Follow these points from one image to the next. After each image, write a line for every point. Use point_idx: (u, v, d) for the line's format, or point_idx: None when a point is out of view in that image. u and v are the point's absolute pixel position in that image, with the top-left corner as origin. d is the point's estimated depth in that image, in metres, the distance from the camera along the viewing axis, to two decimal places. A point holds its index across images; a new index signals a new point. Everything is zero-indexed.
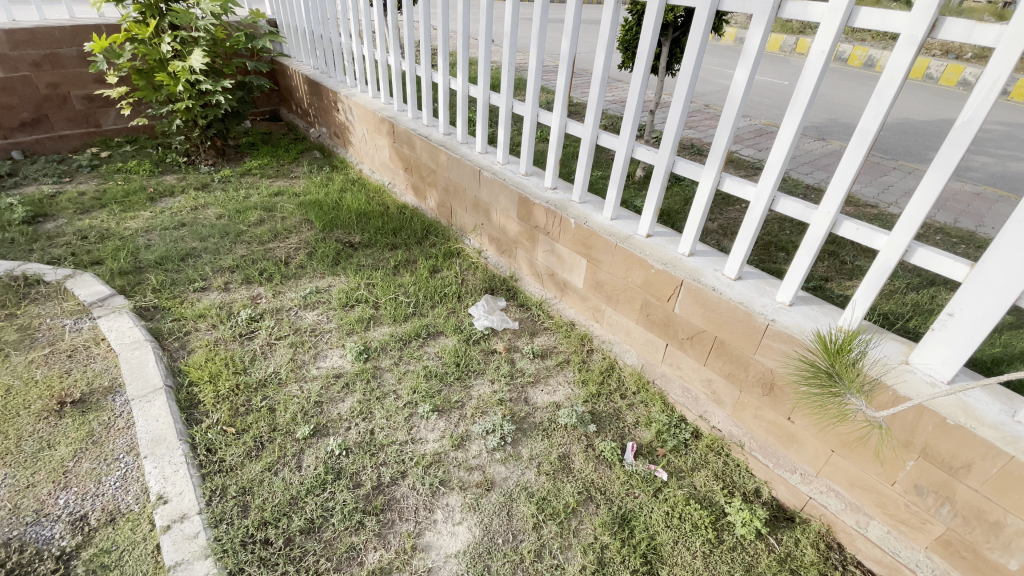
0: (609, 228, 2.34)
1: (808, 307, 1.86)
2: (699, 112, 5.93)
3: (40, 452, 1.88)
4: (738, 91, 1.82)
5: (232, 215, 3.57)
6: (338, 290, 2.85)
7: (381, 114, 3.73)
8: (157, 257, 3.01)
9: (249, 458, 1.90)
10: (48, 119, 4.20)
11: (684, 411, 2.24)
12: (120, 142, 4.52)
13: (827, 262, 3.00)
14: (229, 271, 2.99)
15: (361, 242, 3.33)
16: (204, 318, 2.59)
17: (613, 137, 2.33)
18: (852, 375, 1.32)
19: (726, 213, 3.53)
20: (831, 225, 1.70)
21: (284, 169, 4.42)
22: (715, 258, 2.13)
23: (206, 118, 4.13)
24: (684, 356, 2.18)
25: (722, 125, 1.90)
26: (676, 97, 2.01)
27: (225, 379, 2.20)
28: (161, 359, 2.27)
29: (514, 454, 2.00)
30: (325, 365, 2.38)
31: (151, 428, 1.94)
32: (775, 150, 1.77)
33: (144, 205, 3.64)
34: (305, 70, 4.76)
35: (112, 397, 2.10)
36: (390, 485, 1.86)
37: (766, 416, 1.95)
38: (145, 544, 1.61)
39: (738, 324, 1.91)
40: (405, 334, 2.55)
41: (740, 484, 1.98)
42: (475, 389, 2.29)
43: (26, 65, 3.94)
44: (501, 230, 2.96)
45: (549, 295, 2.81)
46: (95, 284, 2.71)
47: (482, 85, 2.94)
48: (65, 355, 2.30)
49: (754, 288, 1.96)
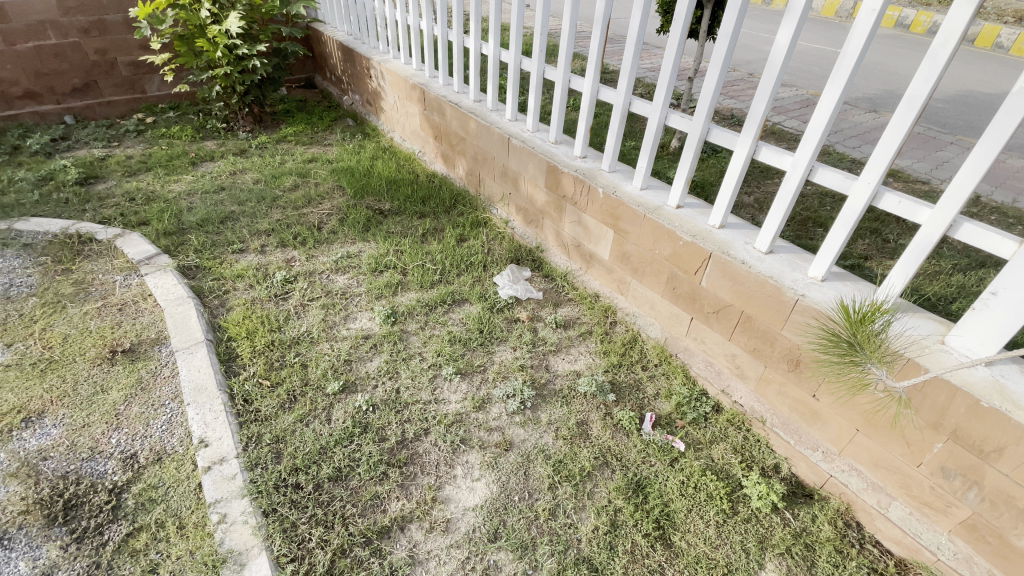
0: (638, 199, 2.31)
1: (841, 282, 1.81)
2: (742, 80, 5.66)
3: (95, 395, 2.03)
4: (780, 55, 1.73)
5: (268, 180, 3.68)
6: (368, 255, 2.92)
7: (413, 81, 3.74)
8: (199, 220, 3.14)
9: (283, 410, 2.01)
10: (97, 85, 4.37)
11: (706, 385, 2.23)
12: (164, 108, 4.66)
13: (868, 239, 2.87)
14: (266, 234, 3.10)
15: (390, 210, 3.38)
16: (242, 278, 2.72)
17: (647, 104, 2.26)
18: (874, 346, 1.31)
19: (763, 187, 3.40)
20: (871, 198, 1.63)
21: (318, 137, 4.50)
22: (747, 231, 2.08)
23: (244, 84, 4.22)
24: (709, 330, 2.16)
25: (760, 91, 1.81)
26: (713, 61, 1.93)
27: (262, 336, 2.32)
28: (203, 315, 2.40)
29: (533, 418, 2.04)
30: (355, 326, 2.47)
31: (193, 377, 2.07)
32: (815, 117, 1.69)
33: (187, 169, 3.79)
34: (338, 37, 4.78)
35: (159, 348, 2.25)
36: (414, 440, 1.93)
37: (790, 393, 1.93)
38: (189, 482, 1.73)
39: (767, 299, 1.87)
40: (431, 300, 2.60)
41: (759, 459, 1.97)
42: (497, 354, 2.34)
43: (76, 31, 4.09)
44: (529, 200, 2.96)
45: (574, 267, 2.81)
46: (142, 244, 2.86)
47: (513, 50, 2.89)
48: (116, 308, 2.45)
49: (785, 263, 1.91)
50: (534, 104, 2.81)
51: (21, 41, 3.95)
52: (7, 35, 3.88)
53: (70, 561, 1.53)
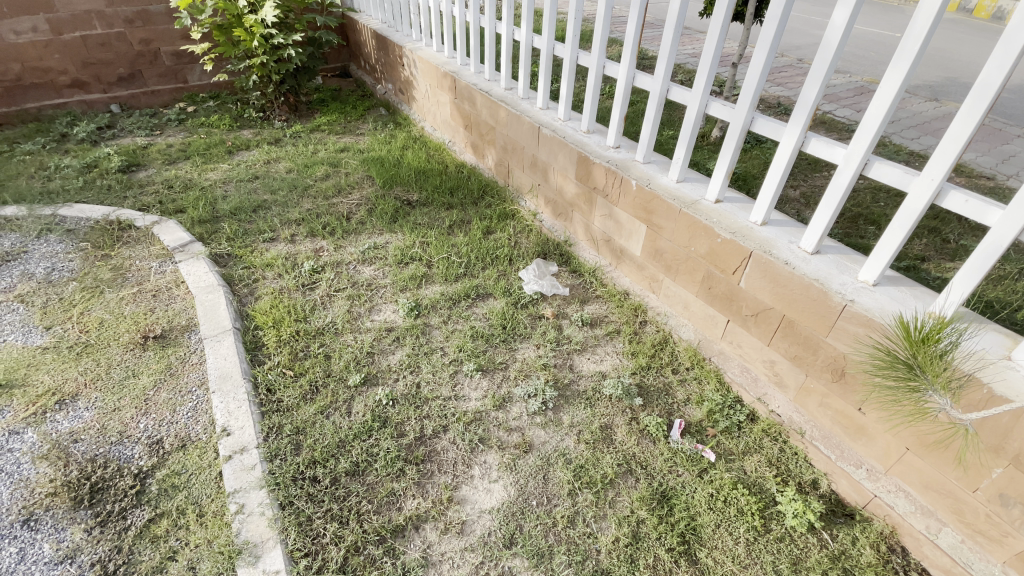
0: (673, 192, 2.19)
1: (895, 288, 1.64)
2: (790, 66, 5.34)
3: (127, 379, 2.09)
4: (835, 34, 1.56)
5: (300, 169, 3.72)
6: (394, 247, 2.90)
7: (444, 69, 3.69)
8: (232, 208, 3.19)
9: (304, 401, 2.00)
10: (142, 75, 4.51)
11: (741, 391, 2.10)
12: (205, 97, 4.77)
13: (926, 239, 2.64)
14: (296, 223, 3.12)
15: (418, 201, 3.35)
16: (271, 267, 2.74)
17: (686, 91, 2.13)
18: (938, 369, 1.16)
19: (811, 180, 3.18)
20: (933, 196, 1.46)
21: (351, 126, 4.51)
22: (792, 229, 1.93)
23: (279, 73, 4.26)
24: (746, 334, 2.04)
25: (811, 75, 1.65)
26: (760, 43, 1.78)
27: (287, 325, 2.33)
28: (231, 303, 2.43)
29: (555, 420, 1.97)
30: (379, 318, 2.45)
31: (220, 366, 2.10)
32: (873, 105, 1.52)
33: (223, 157, 3.87)
34: (373, 25, 4.76)
35: (188, 335, 2.29)
36: (432, 437, 1.90)
37: (833, 404, 1.80)
38: (210, 470, 1.76)
39: (811, 303, 1.73)
40: (455, 293, 2.56)
41: (796, 474, 1.84)
42: (520, 351, 2.27)
43: (121, 22, 4.22)
44: (559, 192, 2.87)
45: (604, 262, 2.71)
46: (177, 231, 2.93)
47: (546, 35, 2.78)
48: (150, 294, 2.52)
49: (833, 264, 1.76)
50: (566, 92, 2.71)
51: (69, 32, 4.10)
52: (55, 24, 4.02)
53: (94, 544, 1.57)
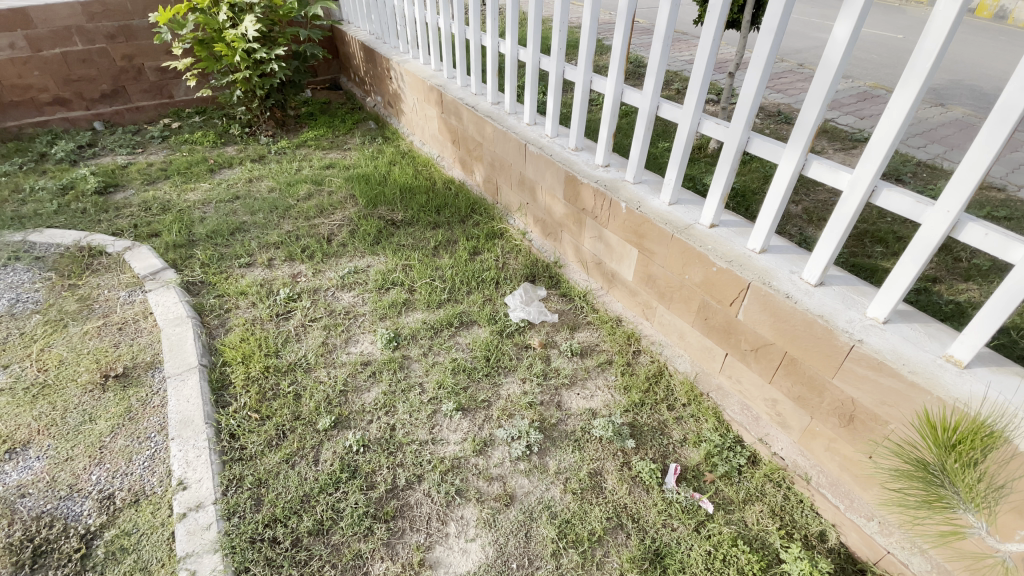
0: (665, 216, 2.05)
1: (908, 326, 1.49)
2: (790, 72, 5.20)
3: (83, 425, 1.96)
4: (836, 50, 1.40)
5: (282, 188, 3.59)
6: (375, 271, 2.77)
7: (431, 82, 3.57)
8: (209, 231, 3.07)
9: (269, 448, 1.86)
10: (125, 91, 4.40)
11: (741, 431, 1.95)
12: (190, 113, 4.66)
13: (936, 258, 2.48)
14: (274, 247, 2.99)
15: (403, 220, 3.22)
16: (245, 295, 2.61)
17: (677, 107, 1.99)
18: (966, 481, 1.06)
19: (813, 194, 3.03)
20: (949, 228, 1.30)
21: (338, 141, 4.40)
22: (793, 256, 1.78)
23: (263, 89, 4.14)
24: (746, 370, 1.89)
25: (811, 95, 1.50)
26: (755, 58, 1.63)
27: (256, 361, 2.19)
28: (199, 337, 2.30)
29: (539, 466, 1.82)
30: (355, 350, 2.31)
31: (181, 409, 1.96)
32: (880, 128, 1.37)
33: (204, 176, 3.74)
34: (360, 37, 4.66)
35: (152, 373, 2.16)
36: (405, 489, 1.75)
37: (841, 450, 1.65)
38: (163, 529, 1.62)
39: (816, 341, 1.59)
40: (437, 322, 2.42)
41: (802, 525, 1.69)
42: (504, 387, 2.12)
43: (103, 37, 4.11)
44: (547, 212, 2.73)
45: (595, 286, 2.57)
46: (149, 257, 2.80)
47: (532, 48, 2.65)
48: (116, 328, 2.39)
49: (838, 297, 1.61)
50: (553, 107, 2.58)
51: (49, 48, 3.99)
52: (34, 42, 3.92)
53: None
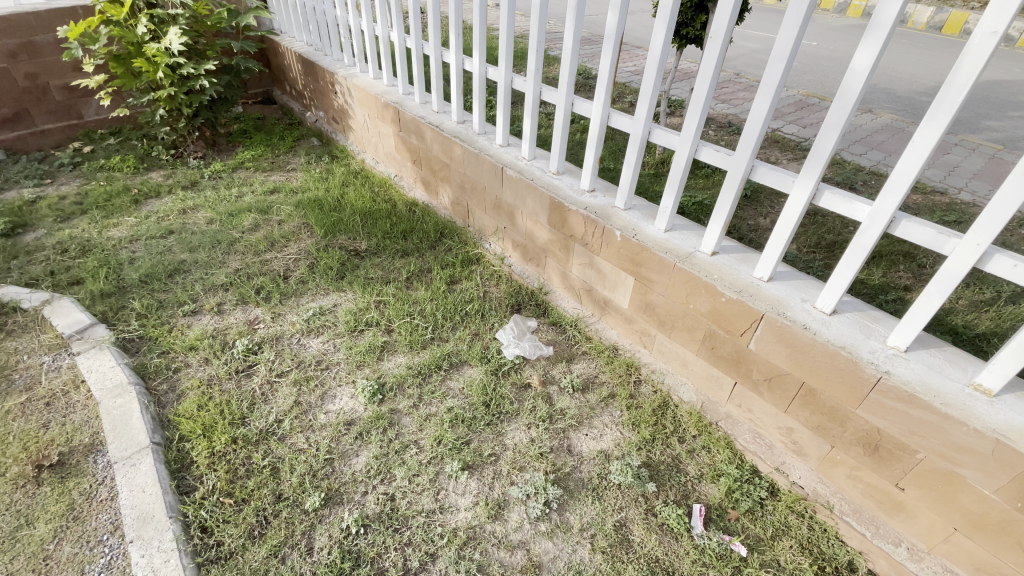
0: (664, 243, 1.98)
1: (927, 353, 1.50)
2: (730, 81, 5.40)
3: (17, 531, 1.60)
4: (856, 80, 1.38)
5: (224, 219, 3.21)
6: (345, 311, 2.52)
7: (385, 99, 3.32)
8: (143, 275, 2.67)
9: (252, 540, 1.61)
10: (28, 113, 3.80)
11: (756, 461, 1.91)
12: (103, 134, 4.11)
13: (903, 266, 2.60)
14: (223, 289, 2.65)
15: (367, 250, 2.97)
16: (195, 350, 2.27)
17: (671, 133, 1.92)
18: None
19: (778, 207, 3.10)
20: (976, 260, 1.30)
21: (280, 161, 4.03)
22: (800, 283, 1.77)
23: (191, 106, 3.71)
24: (758, 399, 1.86)
25: (826, 124, 1.47)
26: (762, 84, 1.58)
27: (221, 433, 1.90)
28: (148, 408, 1.95)
29: (562, 525, 1.69)
30: (335, 408, 2.07)
31: (136, 502, 1.64)
32: (903, 160, 1.36)
33: (130, 209, 3.28)
34: (297, 48, 4.32)
35: (93, 458, 1.80)
36: (419, 572, 1.56)
37: (864, 478, 1.64)
38: None
39: (838, 374, 1.57)
40: (423, 366, 2.22)
41: (831, 557, 1.67)
42: (510, 436, 1.97)
43: (3, 56, 3.53)
44: (528, 236, 2.61)
45: (585, 313, 2.47)
46: (74, 311, 2.38)
47: (503, 67, 2.50)
48: (43, 403, 1.99)
49: (855, 326, 1.59)
50: (530, 129, 2.45)
51: None
52: None
53: None
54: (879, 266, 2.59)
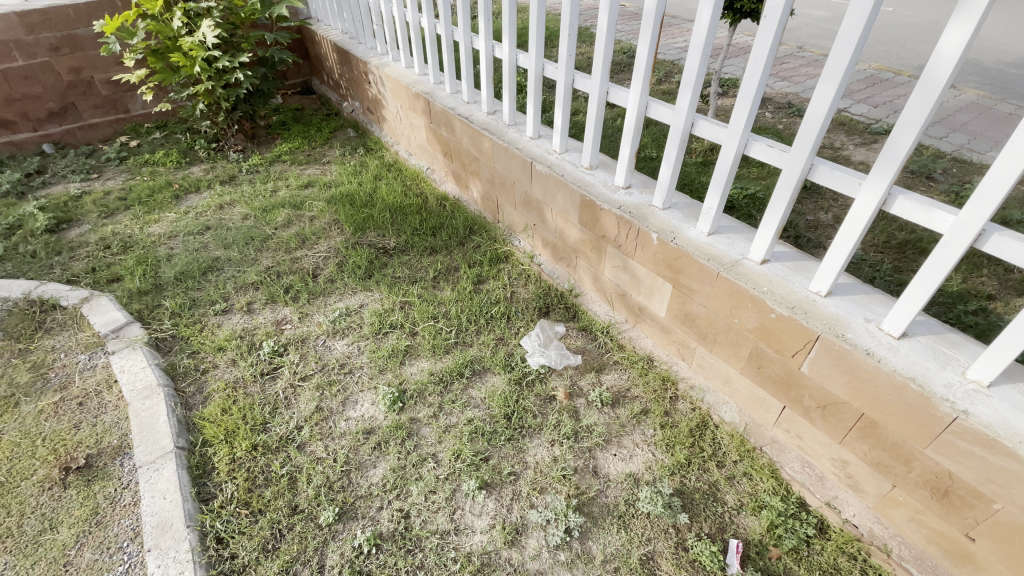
0: (705, 249, 1.79)
1: (1016, 389, 1.27)
2: (790, 56, 4.95)
3: (44, 534, 1.65)
4: (943, 67, 1.15)
5: (257, 215, 3.23)
6: (370, 312, 2.47)
7: (415, 89, 3.22)
8: (178, 273, 2.72)
9: (265, 553, 1.60)
10: (75, 108, 3.96)
11: (804, 492, 1.72)
12: (149, 129, 4.24)
13: (988, 270, 2.27)
14: (253, 288, 2.66)
15: (396, 247, 2.91)
16: (224, 350, 2.29)
17: (717, 126, 1.72)
18: None
19: (841, 200, 2.80)
20: None
21: (316, 153, 4.03)
22: (863, 298, 1.55)
23: (228, 100, 3.75)
24: (809, 426, 1.66)
25: (904, 118, 1.24)
26: (827, 72, 1.37)
27: (242, 439, 1.89)
28: (173, 411, 1.98)
29: (583, 555, 1.58)
30: (355, 415, 2.03)
31: (157, 509, 1.66)
32: (1000, 164, 1.12)
33: (169, 205, 3.36)
34: (332, 36, 4.27)
35: (120, 461, 1.85)
36: None
37: (929, 523, 1.44)
38: None
39: (904, 408, 1.36)
40: (445, 373, 2.14)
41: None
42: (531, 453, 1.86)
43: (45, 50, 3.67)
44: (559, 235, 2.46)
45: (619, 319, 2.31)
46: (111, 310, 2.44)
47: (533, 53, 2.33)
48: (76, 403, 2.06)
49: (928, 353, 1.37)
50: (562, 121, 2.28)
51: None
52: None
53: None
54: (959, 270, 2.28)
